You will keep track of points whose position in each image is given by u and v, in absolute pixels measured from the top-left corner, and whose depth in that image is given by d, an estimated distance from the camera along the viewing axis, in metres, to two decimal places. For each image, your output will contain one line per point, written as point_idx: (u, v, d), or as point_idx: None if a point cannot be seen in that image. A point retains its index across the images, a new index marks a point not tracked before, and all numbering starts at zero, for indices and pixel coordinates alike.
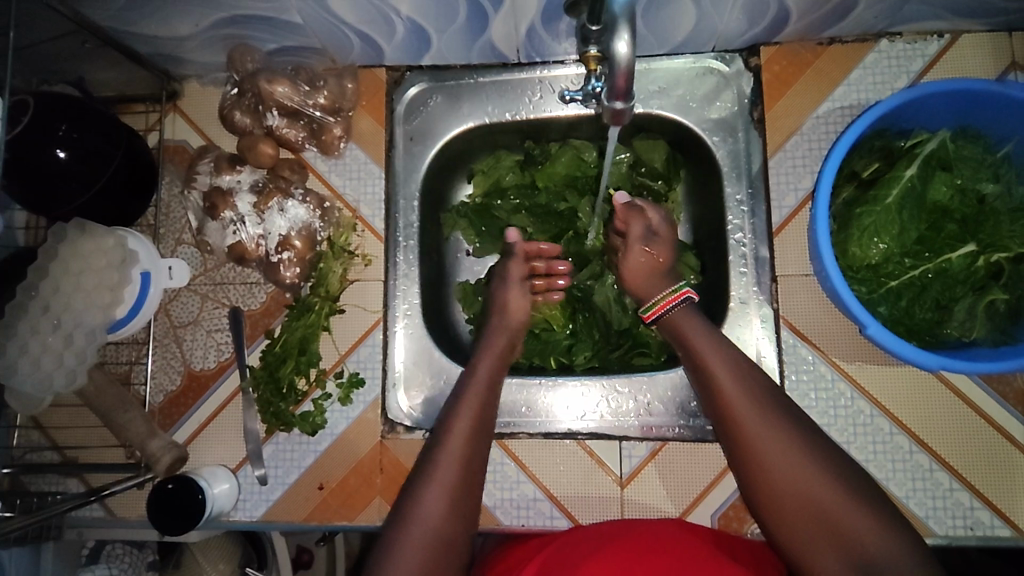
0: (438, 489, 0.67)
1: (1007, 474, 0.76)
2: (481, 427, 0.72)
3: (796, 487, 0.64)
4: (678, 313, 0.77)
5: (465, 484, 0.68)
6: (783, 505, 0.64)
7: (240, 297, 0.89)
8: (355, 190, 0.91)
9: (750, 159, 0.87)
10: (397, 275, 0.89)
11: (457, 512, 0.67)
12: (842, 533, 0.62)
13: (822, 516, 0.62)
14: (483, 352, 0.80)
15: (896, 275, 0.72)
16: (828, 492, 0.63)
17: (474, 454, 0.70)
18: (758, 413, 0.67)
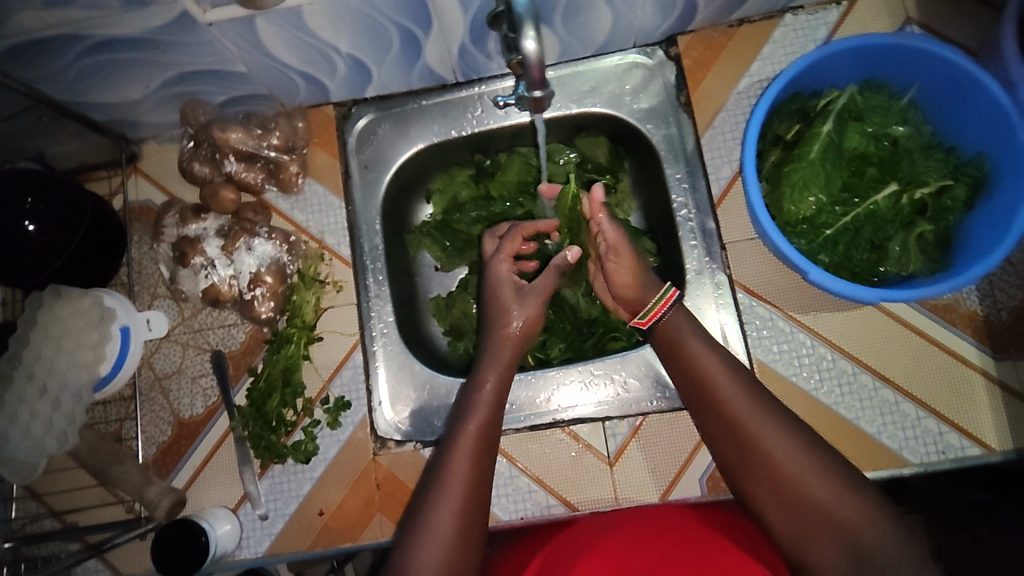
0: (445, 511, 0.67)
1: (969, 396, 0.80)
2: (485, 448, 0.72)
3: (790, 479, 0.64)
4: (672, 316, 0.76)
5: (471, 504, 0.69)
6: (777, 500, 0.65)
7: (219, 340, 0.92)
8: (318, 222, 0.95)
9: (683, 140, 0.92)
10: (369, 297, 0.92)
11: (466, 531, 0.67)
12: (840, 525, 0.62)
13: (815, 508, 0.63)
14: (487, 366, 0.80)
15: (831, 223, 0.77)
16: (824, 487, 0.63)
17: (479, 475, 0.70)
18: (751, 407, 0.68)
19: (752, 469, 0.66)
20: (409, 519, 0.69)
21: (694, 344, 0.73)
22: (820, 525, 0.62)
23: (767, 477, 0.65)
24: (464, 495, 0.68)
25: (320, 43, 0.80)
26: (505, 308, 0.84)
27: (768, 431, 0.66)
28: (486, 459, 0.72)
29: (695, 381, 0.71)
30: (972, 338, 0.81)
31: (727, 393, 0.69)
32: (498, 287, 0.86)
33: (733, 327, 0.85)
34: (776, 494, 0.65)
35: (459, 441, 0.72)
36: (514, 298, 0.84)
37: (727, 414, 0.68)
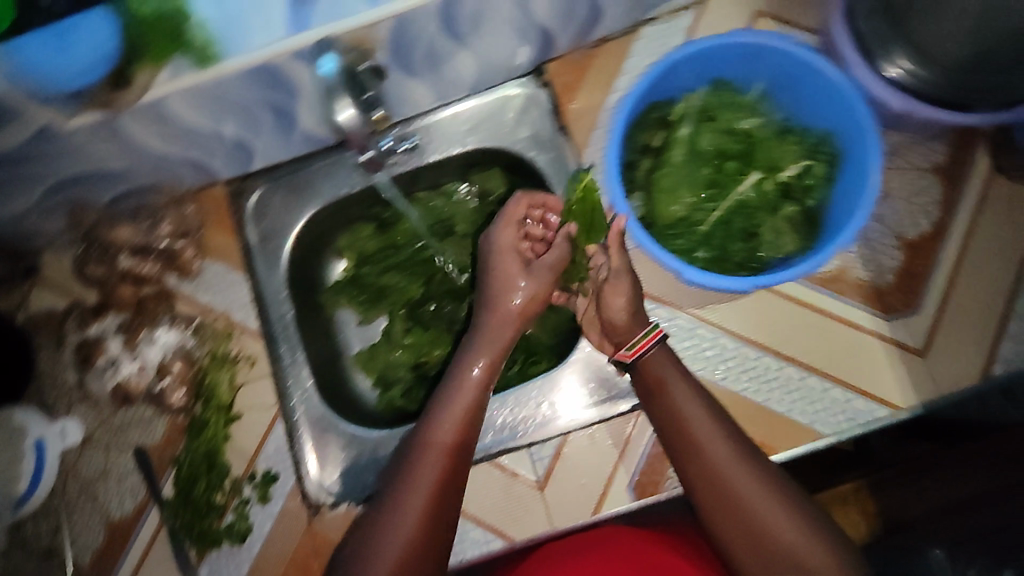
0: (409, 507, 0.68)
1: (867, 359, 0.82)
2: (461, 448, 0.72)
3: (760, 525, 0.66)
4: (654, 356, 0.77)
5: (439, 501, 0.69)
6: (748, 545, 0.66)
7: (140, 436, 0.91)
8: (223, 302, 0.95)
9: (567, 160, 0.96)
10: (285, 365, 0.92)
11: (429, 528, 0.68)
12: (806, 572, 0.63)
13: (782, 554, 0.64)
14: (477, 348, 0.78)
15: (705, 220, 0.80)
16: (796, 536, 0.65)
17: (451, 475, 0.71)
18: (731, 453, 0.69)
19: (726, 512, 0.68)
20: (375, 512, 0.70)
21: (677, 390, 0.74)
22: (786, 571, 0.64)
23: (742, 523, 0.66)
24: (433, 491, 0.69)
25: (194, 131, 0.81)
26: (507, 285, 0.81)
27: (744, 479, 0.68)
28: (461, 455, 0.72)
29: (676, 428, 0.72)
30: (864, 305, 0.84)
31: (711, 442, 0.70)
32: (506, 260, 0.82)
33: None
34: (745, 540, 0.67)
35: (435, 434, 0.72)
36: (521, 271, 0.82)
37: (707, 456, 0.70)
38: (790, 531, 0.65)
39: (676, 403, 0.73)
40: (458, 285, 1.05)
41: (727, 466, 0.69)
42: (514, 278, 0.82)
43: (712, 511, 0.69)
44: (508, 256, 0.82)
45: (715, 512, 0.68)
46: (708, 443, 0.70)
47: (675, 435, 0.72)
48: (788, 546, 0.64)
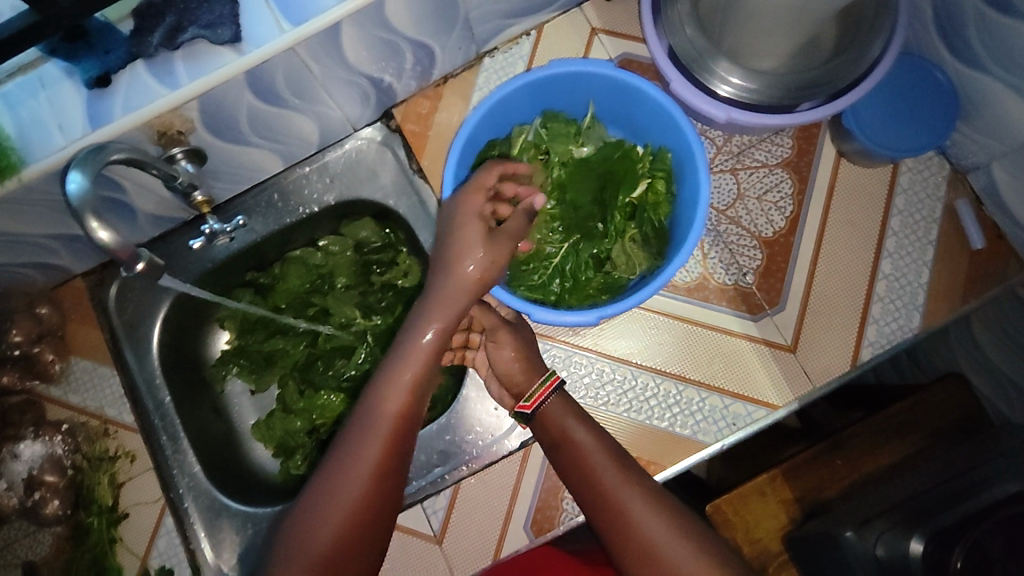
0: (351, 482, 0.65)
1: (739, 361, 0.83)
2: (402, 428, 0.68)
3: (658, 553, 0.66)
4: (552, 406, 0.76)
5: (383, 479, 0.65)
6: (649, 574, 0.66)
7: (26, 551, 0.87)
8: (95, 399, 0.91)
9: (425, 204, 0.96)
10: (165, 452, 0.89)
11: (371, 506, 0.65)
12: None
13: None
14: (426, 320, 0.70)
15: (557, 251, 0.84)
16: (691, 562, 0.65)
17: (395, 455, 0.67)
18: (627, 483, 0.69)
19: (625, 541, 0.67)
20: (316, 489, 0.66)
21: (572, 429, 0.74)
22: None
23: (642, 552, 0.67)
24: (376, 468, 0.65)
25: (23, 237, 0.79)
26: (467, 247, 0.70)
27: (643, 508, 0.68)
28: (409, 430, 0.68)
29: (574, 466, 0.72)
30: (729, 309, 0.84)
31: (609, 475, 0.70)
32: (467, 224, 0.71)
33: None
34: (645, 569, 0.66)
35: (383, 402, 0.68)
36: (482, 238, 0.71)
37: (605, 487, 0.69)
38: (687, 557, 0.65)
39: (572, 440, 0.73)
40: (344, 339, 1.00)
41: (625, 496, 0.68)
42: (479, 240, 0.71)
43: (613, 542, 0.68)
44: (469, 219, 0.71)
45: (615, 543, 0.68)
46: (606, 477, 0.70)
47: (573, 472, 0.72)
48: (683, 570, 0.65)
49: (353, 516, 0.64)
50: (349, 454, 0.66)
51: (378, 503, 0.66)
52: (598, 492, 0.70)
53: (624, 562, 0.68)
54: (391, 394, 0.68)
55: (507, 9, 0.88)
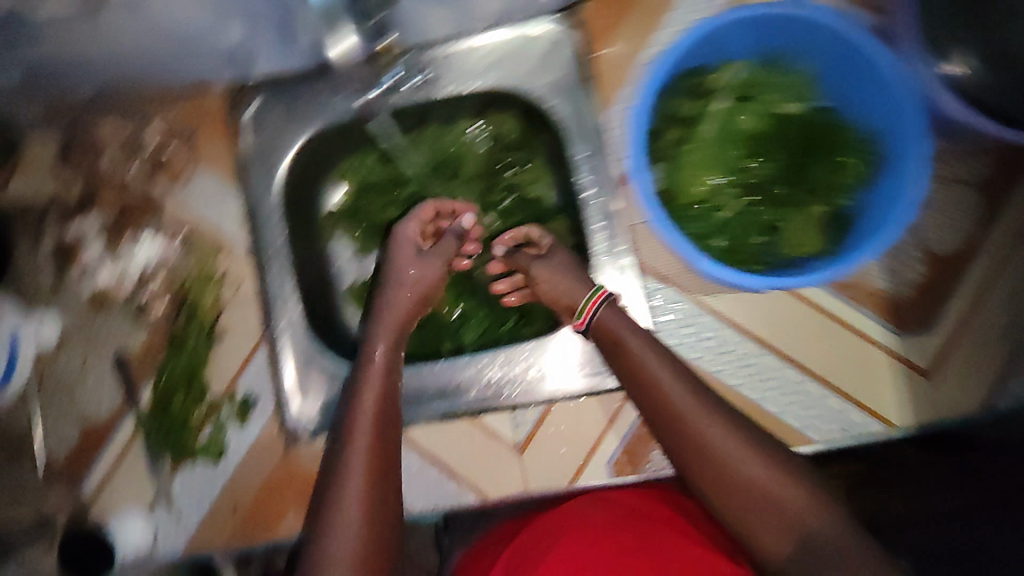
0: (354, 463, 0.71)
1: (868, 370, 0.80)
2: (385, 398, 0.77)
3: (733, 468, 0.65)
4: (606, 317, 0.78)
5: (386, 446, 0.74)
6: (725, 489, 0.66)
7: (117, 341, 0.88)
8: (213, 215, 0.90)
9: (591, 115, 0.87)
10: (271, 290, 0.89)
11: (382, 479, 0.71)
12: (782, 509, 0.63)
13: (755, 492, 0.64)
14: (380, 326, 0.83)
15: (727, 206, 0.74)
16: (768, 476, 0.64)
17: (383, 421, 0.75)
18: (695, 401, 0.69)
19: (695, 458, 0.67)
20: (333, 454, 0.74)
21: (635, 347, 0.74)
22: (763, 511, 0.64)
23: (716, 468, 0.66)
24: (376, 437, 0.73)
25: (187, 31, 0.74)
26: (406, 257, 0.87)
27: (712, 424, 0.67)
28: (392, 398, 0.78)
29: (641, 385, 0.73)
30: (877, 316, 0.81)
31: (676, 393, 0.70)
32: (396, 248, 0.88)
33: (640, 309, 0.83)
34: (722, 485, 0.66)
35: (359, 397, 0.77)
36: (413, 257, 0.87)
37: (670, 405, 0.69)
38: (762, 472, 0.65)
39: (637, 360, 0.73)
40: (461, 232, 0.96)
41: (694, 413, 0.68)
42: (411, 252, 0.87)
43: (684, 459, 0.68)
44: (403, 244, 0.88)
45: (686, 460, 0.68)
46: (674, 392, 0.70)
47: (638, 388, 0.73)
48: (759, 485, 0.64)
49: (374, 474, 0.71)
50: (353, 428, 0.74)
51: (385, 468, 0.72)
52: (664, 408, 0.70)
53: (699, 477, 0.67)
54: (372, 376, 0.78)
55: None
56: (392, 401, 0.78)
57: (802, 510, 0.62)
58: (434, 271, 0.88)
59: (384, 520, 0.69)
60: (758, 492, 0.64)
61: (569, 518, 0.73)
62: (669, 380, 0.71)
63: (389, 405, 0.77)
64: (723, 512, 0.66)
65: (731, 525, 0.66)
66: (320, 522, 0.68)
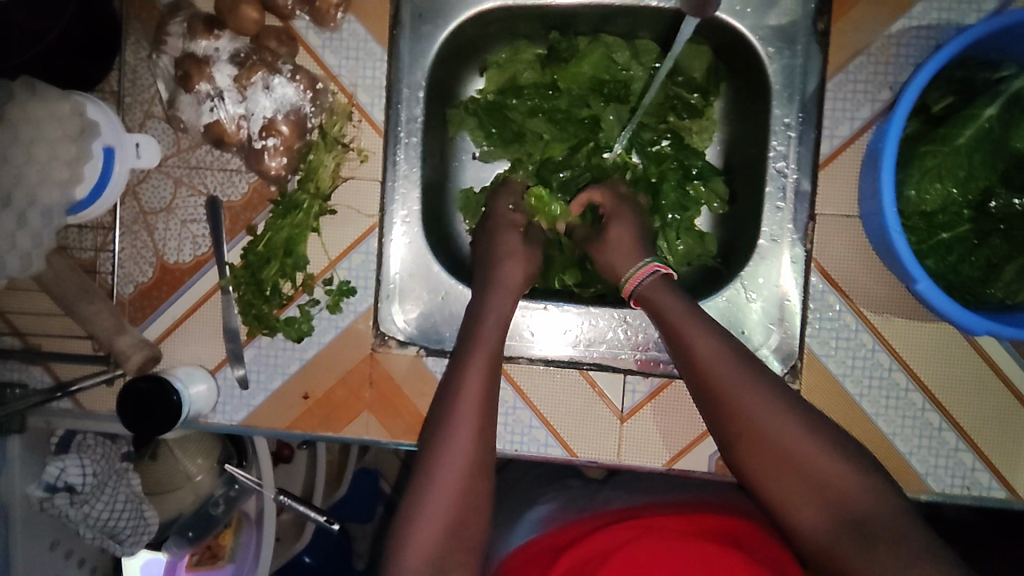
0: (452, 446, 0.62)
1: (1014, 436, 0.75)
2: (494, 362, 0.67)
3: (775, 441, 0.60)
4: (651, 287, 0.71)
5: (488, 420, 0.65)
6: (765, 459, 0.61)
7: (216, 185, 0.80)
8: (352, 72, 0.80)
9: (805, 78, 0.76)
10: (396, 176, 0.80)
11: (478, 462, 0.63)
12: (823, 481, 0.59)
13: (796, 465, 0.59)
14: (490, 291, 0.73)
15: (950, 227, 0.66)
16: (814, 451, 0.59)
17: (491, 389, 0.66)
18: (733, 368, 0.62)
19: (732, 428, 0.62)
20: (431, 417, 0.65)
21: (675, 309, 0.67)
22: (802, 484, 0.59)
23: (754, 438, 0.61)
24: (480, 409, 0.64)
25: None
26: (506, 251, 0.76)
27: (756, 394, 0.61)
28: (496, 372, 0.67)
29: (676, 345, 0.66)
30: None
31: (715, 360, 0.63)
32: (499, 233, 0.78)
33: (795, 307, 0.76)
34: (761, 458, 0.61)
35: (467, 360, 0.67)
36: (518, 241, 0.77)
37: (706, 371, 0.63)
38: (805, 445, 0.60)
39: (672, 320, 0.66)
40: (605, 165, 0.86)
41: (731, 381, 0.62)
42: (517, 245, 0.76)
43: (724, 430, 0.63)
44: (501, 228, 0.78)
45: (722, 427, 0.63)
46: (716, 360, 0.63)
47: (675, 348, 0.66)
48: (804, 460, 0.59)
49: (467, 476, 0.62)
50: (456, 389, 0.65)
51: (486, 444, 0.64)
52: (700, 374, 0.63)
53: (739, 448, 0.62)
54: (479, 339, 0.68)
55: None
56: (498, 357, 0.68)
57: (845, 483, 0.58)
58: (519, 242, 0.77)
59: (474, 505, 0.62)
60: (798, 463, 0.59)
61: (620, 538, 0.70)
62: (708, 343, 0.64)
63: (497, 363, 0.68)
64: (757, 483, 0.62)
65: (763, 496, 0.62)
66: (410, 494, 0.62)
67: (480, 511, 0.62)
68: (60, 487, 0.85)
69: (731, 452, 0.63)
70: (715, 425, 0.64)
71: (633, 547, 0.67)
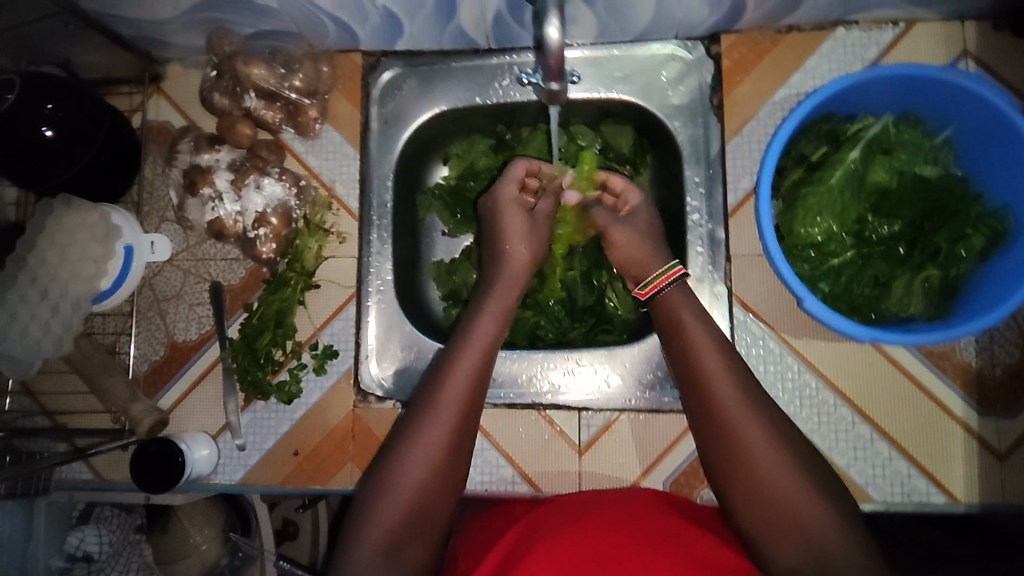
0: (429, 433, 0.72)
1: (945, 441, 0.81)
2: (472, 386, 0.76)
3: (752, 460, 0.69)
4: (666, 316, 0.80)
5: (458, 433, 0.74)
6: (739, 474, 0.70)
7: (220, 272, 0.94)
8: (331, 170, 0.95)
9: (708, 143, 0.89)
10: (371, 252, 0.93)
11: (440, 468, 0.72)
12: (786, 507, 0.67)
13: (764, 486, 0.68)
14: (490, 298, 0.83)
15: (838, 253, 0.76)
16: (788, 480, 0.68)
17: (463, 408, 0.75)
18: (736, 391, 0.72)
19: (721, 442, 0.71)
20: (405, 425, 0.75)
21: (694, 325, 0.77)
22: (763, 502, 0.68)
23: (737, 455, 0.70)
24: (449, 424, 0.73)
25: None
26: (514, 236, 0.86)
27: (742, 398, 0.71)
28: (483, 372, 0.77)
29: (692, 365, 0.75)
30: (962, 391, 0.81)
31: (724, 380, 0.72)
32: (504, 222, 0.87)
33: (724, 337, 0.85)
34: (737, 472, 0.70)
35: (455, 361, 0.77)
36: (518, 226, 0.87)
37: (714, 388, 0.72)
38: (780, 471, 0.68)
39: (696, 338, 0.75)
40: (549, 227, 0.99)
41: (734, 402, 0.71)
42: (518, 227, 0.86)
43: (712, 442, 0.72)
44: (506, 206, 0.87)
45: (712, 439, 0.72)
46: (716, 363, 0.74)
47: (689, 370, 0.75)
48: (771, 483, 0.68)
49: (436, 464, 0.72)
50: (433, 404, 0.74)
51: (452, 455, 0.73)
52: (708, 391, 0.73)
53: (717, 460, 0.72)
54: (463, 350, 0.77)
55: None
56: (479, 382, 0.77)
57: (802, 513, 0.66)
58: (538, 234, 0.88)
59: (431, 504, 0.71)
60: (754, 461, 0.69)
61: (585, 506, 0.75)
62: (728, 378, 0.73)
63: (474, 384, 0.76)
64: (728, 495, 0.71)
65: (730, 506, 0.71)
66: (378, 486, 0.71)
67: (436, 512, 0.72)
68: (80, 556, 0.98)
69: (711, 461, 0.73)
70: (705, 437, 0.73)
71: (585, 518, 0.72)
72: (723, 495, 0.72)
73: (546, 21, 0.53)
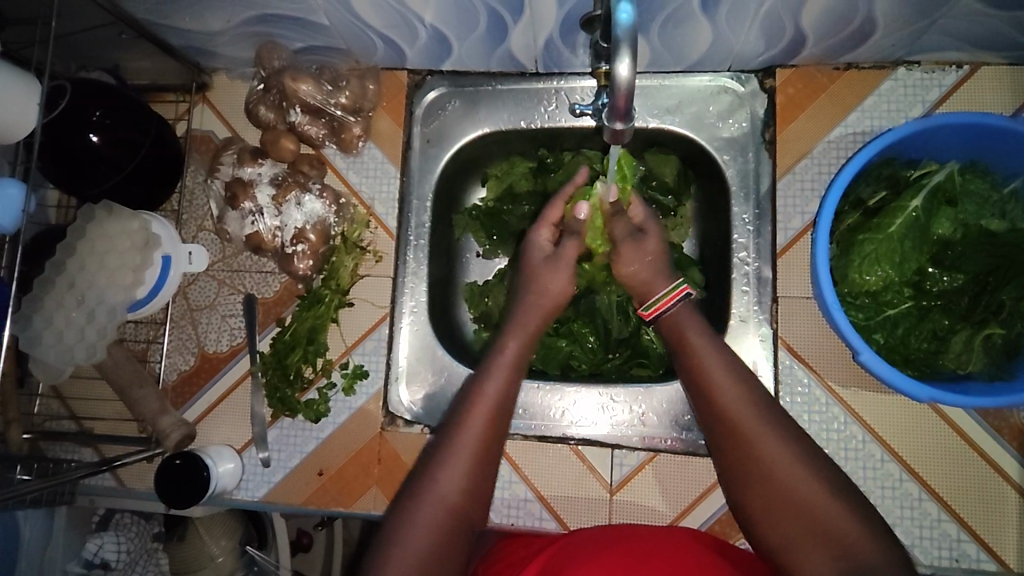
0: (453, 468, 0.66)
1: (997, 505, 0.77)
2: (499, 409, 0.71)
3: (781, 493, 0.63)
4: (678, 326, 0.76)
5: (482, 472, 0.68)
6: (772, 510, 0.63)
7: (254, 285, 0.94)
8: (370, 188, 0.94)
9: (758, 178, 0.86)
10: (406, 273, 0.92)
11: (468, 498, 0.66)
12: (831, 537, 0.60)
13: (806, 514, 0.62)
14: (512, 331, 0.79)
15: (894, 304, 0.75)
16: (825, 503, 0.62)
17: (493, 431, 0.70)
18: (749, 410, 0.67)
19: (751, 475, 0.65)
20: (432, 447, 0.69)
21: (700, 344, 0.72)
22: (809, 535, 0.61)
23: (765, 489, 0.64)
24: (475, 460, 0.68)
25: (404, 8, 0.76)
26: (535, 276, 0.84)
27: (752, 419, 0.66)
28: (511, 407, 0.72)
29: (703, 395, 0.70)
30: (1019, 454, 0.78)
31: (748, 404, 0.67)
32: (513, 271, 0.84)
33: (766, 383, 0.82)
34: (771, 506, 0.64)
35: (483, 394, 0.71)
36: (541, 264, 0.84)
37: (735, 418, 0.67)
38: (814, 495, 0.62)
39: (704, 363, 0.71)
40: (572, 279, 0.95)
41: (751, 426, 0.66)
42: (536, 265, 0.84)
43: (737, 476, 0.66)
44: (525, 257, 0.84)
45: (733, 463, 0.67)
46: (718, 385, 0.69)
47: (706, 399, 0.70)
48: (813, 510, 0.62)
49: (462, 498, 0.66)
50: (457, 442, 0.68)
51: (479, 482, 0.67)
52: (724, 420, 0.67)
53: (753, 496, 0.65)
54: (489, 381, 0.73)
55: (977, 33, 0.76)
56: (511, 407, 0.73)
57: (845, 531, 0.60)
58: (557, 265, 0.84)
59: (454, 540, 0.65)
60: (774, 477, 0.64)
61: (610, 538, 0.72)
62: (734, 394, 0.68)
63: (504, 413, 0.72)
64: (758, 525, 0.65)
65: (771, 551, 0.64)
66: (404, 508, 0.65)
67: (459, 548, 0.65)
68: (96, 563, 0.94)
69: (741, 501, 0.67)
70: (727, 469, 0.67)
71: (604, 553, 0.69)
72: (763, 539, 0.65)
73: (617, 58, 0.52)
